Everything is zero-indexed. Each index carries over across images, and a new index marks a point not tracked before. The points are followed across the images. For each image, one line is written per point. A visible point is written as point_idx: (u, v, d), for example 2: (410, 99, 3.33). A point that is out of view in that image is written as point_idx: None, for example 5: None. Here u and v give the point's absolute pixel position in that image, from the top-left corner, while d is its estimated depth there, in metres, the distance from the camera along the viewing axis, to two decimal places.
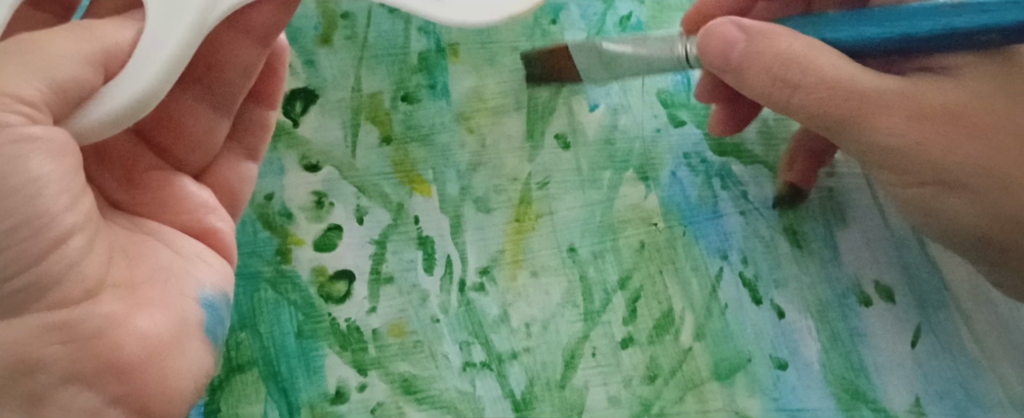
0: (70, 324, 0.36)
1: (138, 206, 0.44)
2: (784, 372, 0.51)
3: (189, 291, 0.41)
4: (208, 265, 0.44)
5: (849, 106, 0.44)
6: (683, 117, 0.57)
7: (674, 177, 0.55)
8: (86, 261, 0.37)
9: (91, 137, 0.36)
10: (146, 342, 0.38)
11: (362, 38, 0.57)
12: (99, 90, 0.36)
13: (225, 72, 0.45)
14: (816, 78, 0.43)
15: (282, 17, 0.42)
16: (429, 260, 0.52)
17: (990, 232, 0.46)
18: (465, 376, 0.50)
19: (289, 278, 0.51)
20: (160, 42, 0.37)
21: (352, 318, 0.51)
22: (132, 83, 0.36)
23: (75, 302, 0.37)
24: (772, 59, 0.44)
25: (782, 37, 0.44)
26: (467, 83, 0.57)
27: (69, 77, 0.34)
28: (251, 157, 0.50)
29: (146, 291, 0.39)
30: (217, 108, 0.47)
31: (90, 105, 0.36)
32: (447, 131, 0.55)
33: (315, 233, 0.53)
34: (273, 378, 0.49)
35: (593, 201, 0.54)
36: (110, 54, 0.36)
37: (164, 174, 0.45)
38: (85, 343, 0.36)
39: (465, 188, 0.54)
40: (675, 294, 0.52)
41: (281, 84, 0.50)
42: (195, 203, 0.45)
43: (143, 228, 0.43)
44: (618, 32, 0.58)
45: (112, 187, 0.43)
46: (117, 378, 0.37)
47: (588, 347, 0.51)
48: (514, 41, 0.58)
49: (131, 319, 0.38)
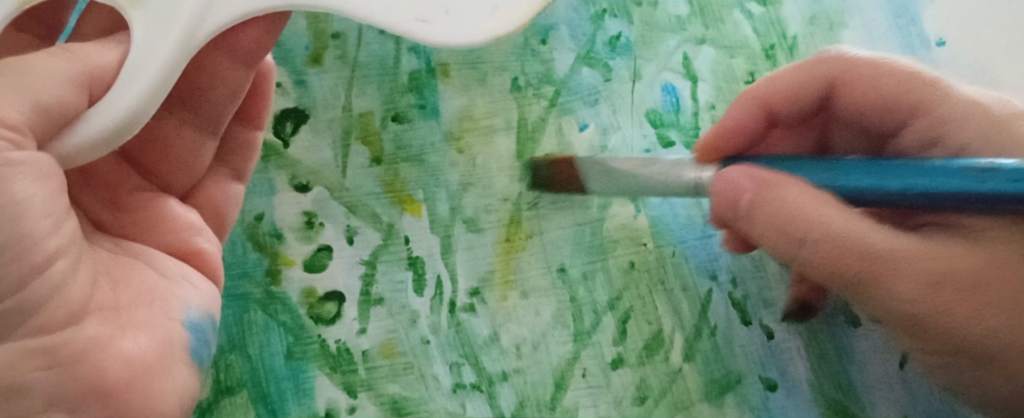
0: (54, 348, 0.36)
1: (124, 228, 0.44)
2: (774, 392, 0.51)
3: (175, 314, 0.41)
4: (194, 287, 0.44)
5: (906, 288, 0.41)
6: (672, 137, 0.57)
7: (665, 198, 0.55)
8: (69, 283, 0.37)
9: (75, 160, 0.36)
10: (130, 365, 0.38)
11: (352, 58, 0.57)
12: (82, 113, 0.36)
13: (211, 93, 0.45)
14: (864, 259, 0.41)
15: (269, 36, 0.43)
16: (419, 281, 0.52)
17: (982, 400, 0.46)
18: (455, 397, 0.50)
19: (278, 299, 0.51)
20: (146, 66, 0.37)
21: (342, 340, 0.51)
22: (118, 105, 0.36)
23: (59, 326, 0.36)
24: (819, 245, 0.41)
25: (812, 217, 0.42)
26: (458, 102, 0.57)
27: (54, 100, 0.34)
28: (237, 177, 0.50)
29: (131, 313, 0.39)
30: (204, 130, 0.47)
31: (74, 128, 0.36)
32: (438, 151, 0.55)
33: (305, 254, 0.52)
34: (262, 400, 0.49)
35: (583, 221, 0.54)
36: (95, 76, 0.36)
37: (149, 195, 0.45)
38: (69, 366, 0.36)
39: (455, 208, 0.54)
40: (666, 314, 0.52)
41: (268, 105, 0.50)
42: (182, 224, 0.46)
43: (129, 250, 0.42)
44: (608, 51, 0.59)
45: (96, 210, 0.43)
46: (102, 402, 0.37)
47: (578, 368, 0.51)
48: (505, 61, 0.58)
49: (115, 342, 0.38)
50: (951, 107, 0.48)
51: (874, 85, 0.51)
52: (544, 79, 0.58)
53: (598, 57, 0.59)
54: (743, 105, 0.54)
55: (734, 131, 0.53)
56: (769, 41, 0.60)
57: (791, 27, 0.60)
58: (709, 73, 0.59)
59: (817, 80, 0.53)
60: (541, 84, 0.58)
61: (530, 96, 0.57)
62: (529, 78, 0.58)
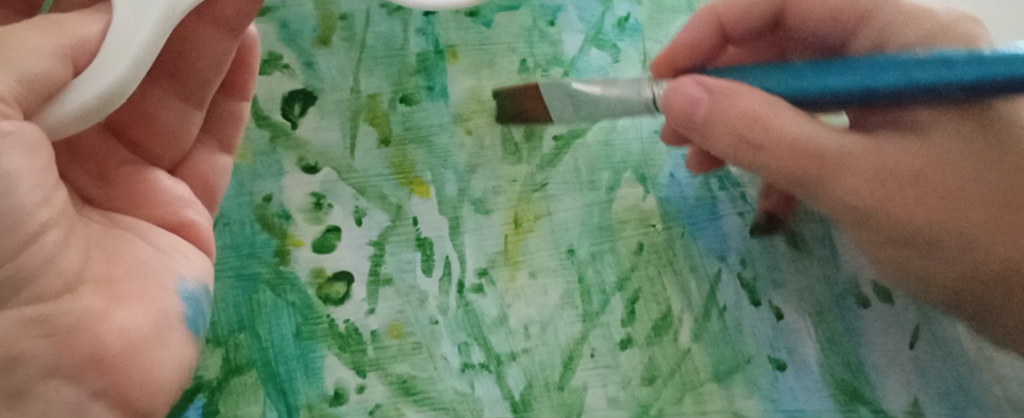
0: (48, 319, 0.36)
1: (115, 201, 0.43)
2: (783, 372, 0.51)
3: (170, 285, 0.41)
4: (187, 258, 0.43)
5: (858, 181, 0.46)
6: None
7: (673, 177, 0.56)
8: (63, 255, 0.37)
9: (61, 131, 0.36)
10: (127, 337, 0.38)
11: (360, 40, 0.57)
12: (67, 85, 0.35)
13: (195, 64, 0.45)
14: (819, 164, 0.46)
15: (252, 7, 0.43)
16: (427, 261, 0.52)
17: (964, 291, 0.50)
18: (463, 377, 0.50)
19: (287, 280, 0.51)
20: (128, 37, 0.37)
21: (350, 320, 0.51)
22: (104, 76, 0.36)
23: (52, 296, 0.37)
24: (777, 152, 0.46)
25: (778, 125, 0.45)
26: (465, 84, 0.57)
27: (39, 72, 0.34)
28: (223, 149, 0.50)
29: (126, 285, 0.39)
30: (189, 101, 0.46)
31: (60, 100, 0.35)
32: (445, 132, 0.55)
33: (314, 234, 0.53)
34: (272, 379, 0.49)
35: (591, 202, 0.54)
36: (79, 48, 0.36)
37: (138, 168, 0.45)
38: (64, 337, 0.36)
39: (463, 189, 0.54)
40: (674, 295, 0.52)
41: (253, 76, 0.50)
42: (171, 197, 0.45)
43: (119, 223, 0.42)
44: (616, 33, 0.59)
45: (84, 183, 0.43)
46: (98, 371, 0.37)
47: (586, 349, 0.51)
48: (513, 43, 0.58)
49: (110, 313, 0.38)
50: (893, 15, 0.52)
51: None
52: (552, 60, 0.57)
53: (607, 39, 0.58)
54: (696, 22, 0.57)
55: (689, 48, 0.56)
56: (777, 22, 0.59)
57: None
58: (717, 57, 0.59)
59: None
60: (549, 65, 0.57)
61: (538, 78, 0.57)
62: (538, 60, 0.57)
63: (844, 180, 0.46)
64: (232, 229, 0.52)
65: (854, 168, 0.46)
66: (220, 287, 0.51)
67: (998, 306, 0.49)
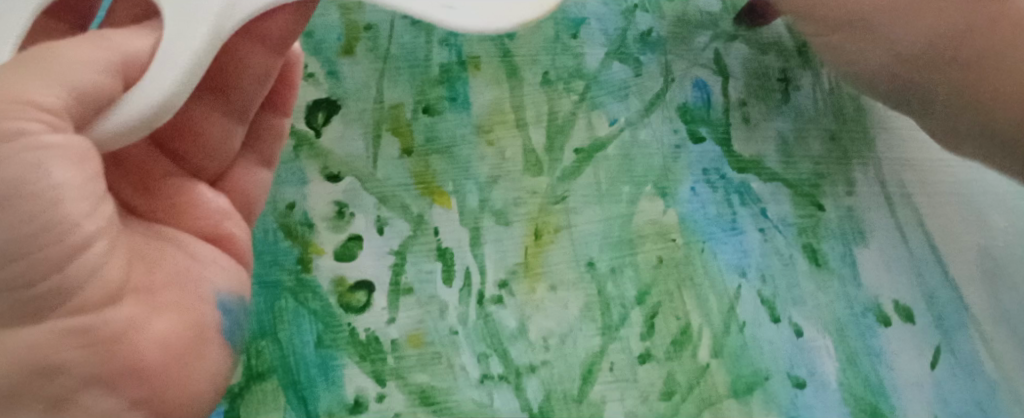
0: (91, 329, 0.37)
1: (155, 213, 0.43)
2: (802, 390, 0.51)
3: (207, 296, 0.42)
4: (223, 270, 0.44)
5: None
6: (703, 133, 0.57)
7: (693, 192, 0.55)
8: (107, 266, 0.37)
9: (111, 144, 0.37)
10: (167, 348, 0.39)
11: (384, 50, 0.57)
12: (117, 99, 0.36)
13: (241, 78, 0.45)
14: None
15: (298, 25, 0.43)
16: (448, 272, 0.53)
17: (943, 48, 0.54)
18: (483, 388, 0.50)
19: (309, 288, 0.52)
20: (176, 51, 0.37)
21: (371, 328, 0.51)
22: (152, 93, 0.36)
23: (93, 306, 0.37)
24: None
25: None
26: (487, 96, 0.57)
27: (90, 85, 0.35)
28: (264, 163, 0.50)
29: (166, 295, 0.40)
30: (235, 115, 0.47)
31: (109, 113, 0.36)
32: (467, 144, 0.56)
33: (335, 243, 0.53)
34: (292, 387, 0.50)
35: (612, 216, 0.54)
36: (128, 64, 0.36)
37: (181, 181, 0.45)
38: (106, 348, 0.37)
39: (485, 201, 0.54)
40: (693, 310, 0.52)
41: (296, 90, 0.50)
42: (212, 209, 0.45)
43: (161, 235, 0.42)
44: (639, 46, 0.59)
45: (128, 194, 0.42)
46: (138, 381, 0.38)
47: (605, 362, 0.51)
48: (535, 55, 0.58)
49: (150, 324, 0.38)
50: None
51: None
52: (574, 73, 0.58)
53: (629, 52, 0.59)
54: None
55: None
56: (802, 39, 0.59)
57: None
58: (739, 70, 0.59)
59: None
60: (571, 78, 0.58)
61: (560, 90, 0.57)
62: (560, 72, 0.58)
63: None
64: (255, 236, 0.52)
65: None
66: None
67: (975, 57, 0.53)
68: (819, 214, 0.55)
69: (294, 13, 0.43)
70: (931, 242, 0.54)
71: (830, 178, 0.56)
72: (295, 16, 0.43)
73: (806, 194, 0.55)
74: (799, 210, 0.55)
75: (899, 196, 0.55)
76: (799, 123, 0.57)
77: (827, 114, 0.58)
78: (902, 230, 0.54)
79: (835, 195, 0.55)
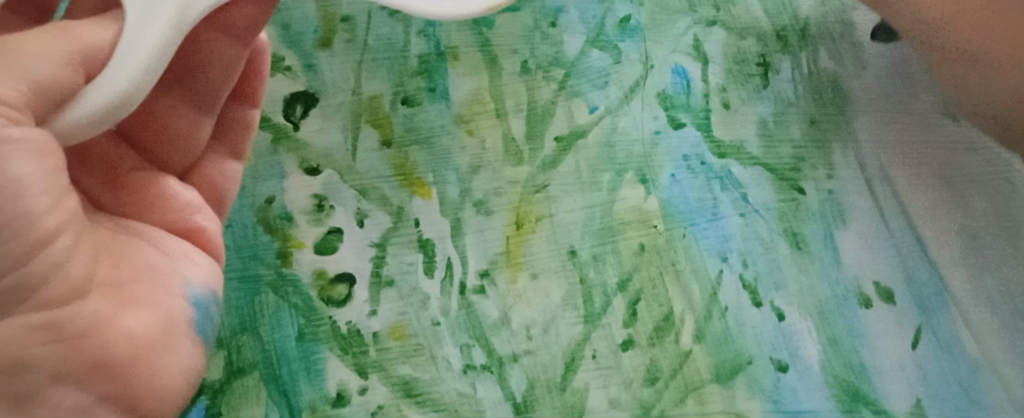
0: (56, 325, 0.37)
1: (123, 208, 0.43)
2: (784, 374, 0.51)
3: (177, 289, 0.41)
4: (196, 264, 0.43)
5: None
6: (683, 119, 0.56)
7: (675, 179, 0.55)
8: (70, 262, 0.37)
9: (74, 137, 0.36)
10: (133, 341, 0.38)
11: (362, 42, 0.57)
12: (78, 92, 0.36)
13: (206, 71, 0.44)
14: None
15: (261, 13, 0.43)
16: (429, 263, 0.52)
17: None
18: (466, 378, 0.50)
19: (289, 282, 0.51)
20: (136, 41, 0.37)
21: (352, 321, 0.51)
22: (112, 83, 0.36)
23: (60, 302, 0.37)
24: None
25: None
26: (467, 86, 0.57)
27: (48, 77, 0.34)
28: (234, 155, 0.49)
29: (134, 290, 0.40)
30: (200, 108, 0.46)
31: (71, 105, 0.36)
32: (447, 134, 0.55)
33: (315, 236, 0.53)
34: (274, 381, 0.50)
35: (593, 203, 0.54)
36: (88, 55, 0.36)
37: (149, 175, 0.45)
38: (71, 343, 0.37)
39: (465, 191, 0.54)
40: (675, 296, 0.52)
41: (263, 81, 0.49)
42: (182, 203, 0.45)
43: (129, 230, 0.42)
44: (618, 34, 0.58)
45: (95, 190, 0.43)
46: (105, 376, 0.38)
47: (588, 350, 0.51)
48: (514, 44, 0.58)
49: (117, 319, 0.38)
50: None
51: None
52: (553, 62, 0.57)
53: (608, 40, 0.58)
54: None
55: None
56: (780, 23, 0.59)
57: (803, 8, 0.59)
58: (718, 55, 0.58)
59: None
60: (550, 67, 0.57)
61: (540, 78, 0.57)
62: (539, 61, 0.57)
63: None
64: (235, 231, 0.52)
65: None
66: (224, 291, 0.51)
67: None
68: (800, 198, 0.55)
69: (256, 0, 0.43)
70: (911, 224, 0.54)
71: (810, 160, 0.55)
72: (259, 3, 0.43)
73: (787, 178, 0.55)
74: (780, 194, 0.55)
75: (879, 179, 0.55)
76: (778, 108, 0.57)
77: (805, 97, 0.57)
78: (881, 210, 0.54)
79: (814, 180, 0.55)
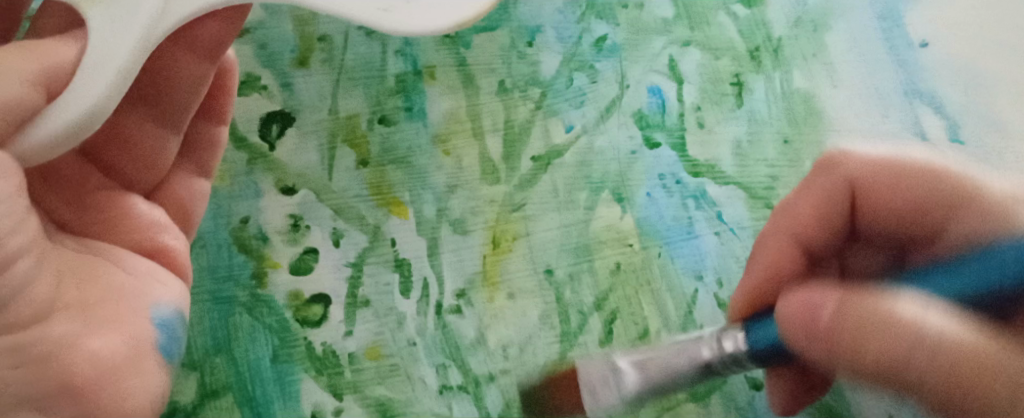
0: (20, 348, 0.36)
1: (88, 227, 0.43)
2: (759, 392, 0.51)
3: (145, 310, 0.41)
4: (164, 284, 0.43)
5: None
6: (659, 139, 0.57)
7: (651, 199, 0.55)
8: (32, 285, 0.37)
9: (36, 158, 0.36)
10: (100, 362, 0.38)
11: (339, 61, 0.57)
12: (41, 110, 0.35)
13: (172, 89, 0.45)
14: None
15: (230, 33, 0.43)
16: (405, 282, 0.52)
17: None
18: (442, 399, 0.50)
19: (264, 302, 0.51)
20: (104, 58, 0.37)
21: (327, 342, 0.51)
22: (80, 101, 0.36)
23: (22, 324, 0.36)
24: (875, 371, 0.40)
25: (862, 387, 0.40)
26: (443, 105, 0.57)
27: (11, 99, 0.34)
28: (201, 173, 0.49)
29: (99, 311, 0.39)
30: (167, 125, 0.46)
31: (34, 125, 0.35)
32: (424, 154, 0.55)
33: (291, 256, 0.52)
34: (247, 403, 0.49)
35: (569, 222, 0.54)
36: (52, 74, 0.36)
37: (112, 192, 0.45)
38: (37, 365, 0.37)
39: (442, 210, 0.54)
40: (651, 314, 0.52)
41: (232, 100, 0.49)
42: (147, 222, 0.45)
43: (95, 250, 0.42)
44: (594, 53, 0.59)
45: (59, 209, 0.42)
46: (72, 400, 0.37)
47: (564, 369, 0.51)
48: (491, 64, 0.58)
49: (83, 341, 0.38)
50: None
51: (836, 350, 0.41)
52: (530, 82, 0.58)
53: (584, 60, 0.59)
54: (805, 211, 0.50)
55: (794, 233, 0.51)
56: (753, 43, 0.60)
57: (776, 28, 0.60)
58: (693, 75, 0.59)
59: (839, 185, 0.49)
60: (527, 86, 0.58)
61: (516, 98, 0.57)
62: (516, 81, 0.58)
63: (832, 302, 0.34)
64: (211, 251, 0.52)
65: (827, 305, 0.34)
66: (196, 312, 0.51)
67: None
68: None
69: (223, 21, 0.42)
70: None
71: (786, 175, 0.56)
72: (228, 24, 0.43)
73: (760, 197, 0.56)
74: (754, 213, 0.55)
75: None
76: (754, 126, 0.57)
77: (778, 115, 0.58)
78: None
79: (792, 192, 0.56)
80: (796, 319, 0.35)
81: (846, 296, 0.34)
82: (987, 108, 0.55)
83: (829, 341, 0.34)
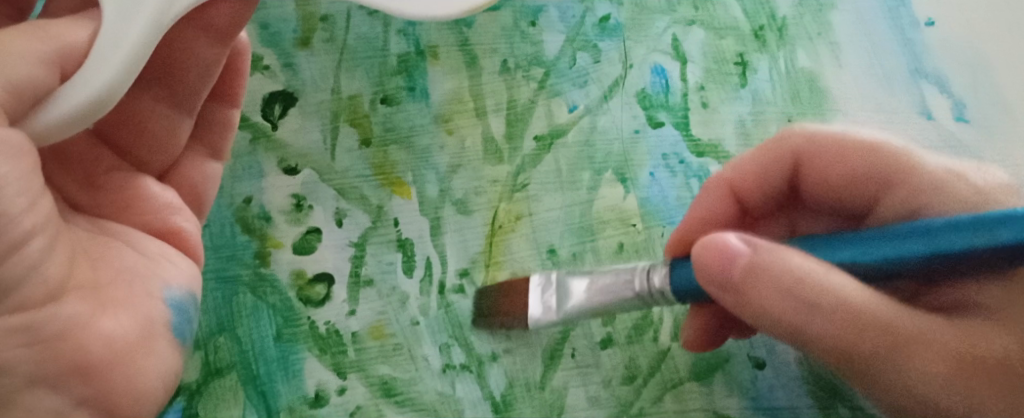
0: (34, 326, 0.36)
1: (100, 208, 0.43)
2: (762, 371, 0.52)
3: (157, 291, 0.42)
4: (174, 266, 0.44)
5: (935, 365, 0.38)
6: (662, 119, 0.57)
7: (654, 177, 0.55)
8: (46, 264, 0.37)
9: (50, 137, 0.36)
10: (113, 343, 0.38)
11: (341, 41, 0.57)
12: (54, 91, 0.35)
13: (186, 73, 0.44)
14: (880, 329, 0.38)
15: (244, 14, 0.42)
16: (409, 262, 0.52)
17: None
18: (445, 378, 0.50)
19: (268, 281, 0.51)
20: (116, 40, 0.36)
21: (331, 321, 0.51)
22: (91, 85, 0.35)
23: (35, 305, 0.36)
24: (836, 316, 0.38)
25: (816, 330, 0.39)
26: (447, 85, 0.57)
27: (25, 77, 0.34)
28: (213, 156, 0.49)
29: (111, 292, 0.40)
30: (180, 108, 0.46)
31: (47, 105, 0.35)
32: (427, 133, 0.55)
33: (295, 236, 0.52)
34: (252, 381, 0.49)
35: (572, 202, 0.54)
36: (65, 54, 0.35)
37: (125, 175, 0.45)
38: (51, 344, 0.37)
39: (445, 190, 0.54)
40: None
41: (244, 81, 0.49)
42: (160, 204, 0.45)
43: (107, 231, 0.42)
44: (597, 33, 0.59)
45: (72, 191, 0.42)
46: (84, 380, 0.38)
47: (567, 348, 0.51)
48: (494, 44, 0.58)
49: (97, 321, 0.38)
50: (842, 283, 0.39)
51: (776, 303, 0.40)
52: (533, 61, 0.57)
53: (587, 39, 0.58)
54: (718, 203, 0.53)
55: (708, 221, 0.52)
56: (758, 22, 0.59)
57: (781, 7, 0.60)
58: (697, 54, 0.58)
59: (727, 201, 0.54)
60: (530, 66, 0.57)
61: (519, 78, 0.57)
62: (519, 60, 0.57)
63: (742, 261, 0.41)
64: (213, 230, 0.52)
65: (741, 256, 0.41)
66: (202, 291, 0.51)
67: None
68: None
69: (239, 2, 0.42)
70: None
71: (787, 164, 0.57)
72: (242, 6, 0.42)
73: None
74: None
75: None
76: (757, 106, 0.57)
77: (780, 96, 0.57)
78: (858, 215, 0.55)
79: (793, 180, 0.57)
80: (711, 265, 0.42)
81: (758, 247, 0.41)
82: (993, 88, 0.56)
83: (747, 286, 0.41)
